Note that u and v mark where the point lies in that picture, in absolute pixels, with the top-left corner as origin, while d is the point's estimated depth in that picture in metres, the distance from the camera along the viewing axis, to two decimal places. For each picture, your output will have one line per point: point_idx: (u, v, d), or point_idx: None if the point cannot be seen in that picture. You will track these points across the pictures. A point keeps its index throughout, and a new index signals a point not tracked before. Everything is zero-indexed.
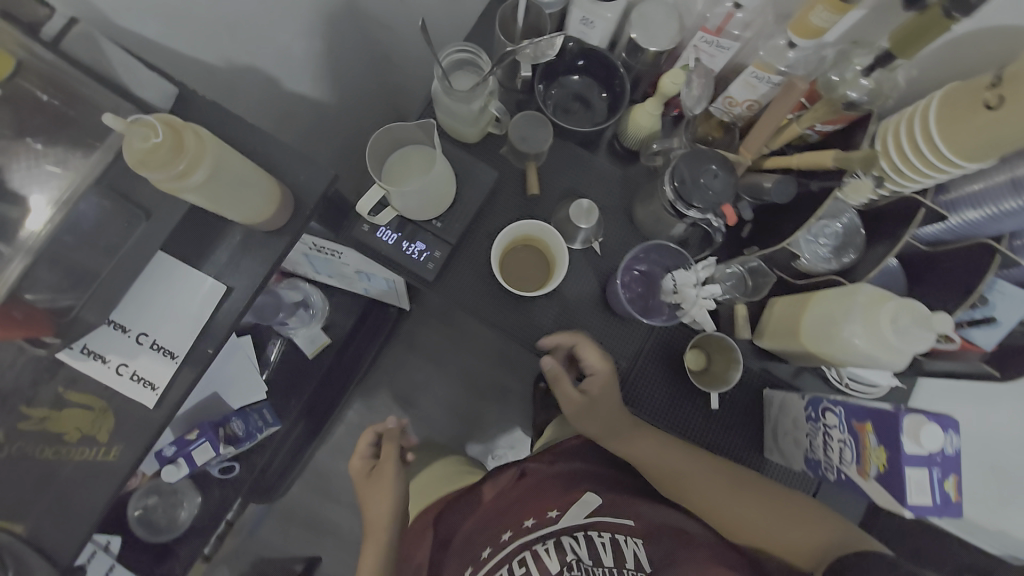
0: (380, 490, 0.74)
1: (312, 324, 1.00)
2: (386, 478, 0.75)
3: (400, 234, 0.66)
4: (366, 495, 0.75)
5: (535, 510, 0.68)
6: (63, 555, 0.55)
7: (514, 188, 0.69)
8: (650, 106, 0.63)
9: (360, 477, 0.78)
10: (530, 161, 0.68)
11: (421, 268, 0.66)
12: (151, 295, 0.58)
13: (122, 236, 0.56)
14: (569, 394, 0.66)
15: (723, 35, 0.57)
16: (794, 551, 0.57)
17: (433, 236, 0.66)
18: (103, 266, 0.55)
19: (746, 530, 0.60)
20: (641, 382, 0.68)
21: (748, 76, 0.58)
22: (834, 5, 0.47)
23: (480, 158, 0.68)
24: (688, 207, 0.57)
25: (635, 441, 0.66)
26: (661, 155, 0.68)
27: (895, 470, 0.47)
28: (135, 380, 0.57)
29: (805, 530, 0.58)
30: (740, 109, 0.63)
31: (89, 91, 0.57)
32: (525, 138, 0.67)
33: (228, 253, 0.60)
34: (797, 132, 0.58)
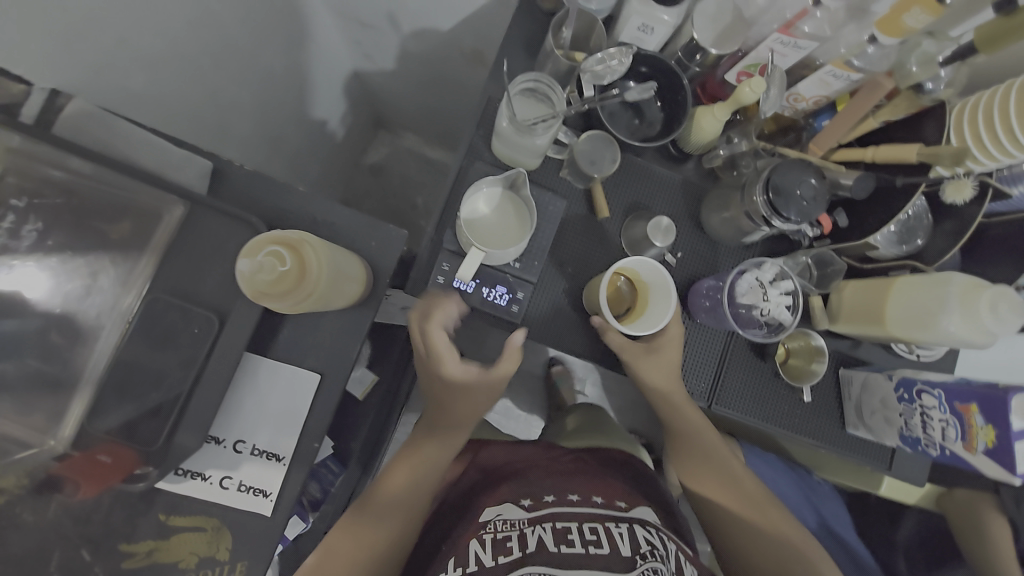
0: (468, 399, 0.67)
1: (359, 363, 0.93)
2: (460, 400, 0.67)
3: (478, 281, 0.63)
4: (450, 399, 0.66)
5: (600, 492, 0.70)
6: None
7: (580, 211, 0.67)
8: (719, 110, 0.61)
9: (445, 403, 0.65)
10: (596, 182, 0.65)
11: (506, 312, 0.63)
12: (239, 398, 0.54)
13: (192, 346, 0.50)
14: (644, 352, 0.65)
15: (801, 36, 0.55)
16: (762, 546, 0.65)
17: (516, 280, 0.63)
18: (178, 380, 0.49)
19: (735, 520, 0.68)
20: (730, 373, 0.69)
21: (823, 74, 0.58)
22: (930, 6, 0.48)
23: (543, 186, 0.65)
24: (782, 219, 0.58)
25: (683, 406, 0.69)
26: (722, 158, 0.67)
27: (1004, 446, 0.53)
28: (244, 492, 0.53)
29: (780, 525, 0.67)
30: (804, 104, 0.63)
31: (121, 188, 0.50)
32: (593, 159, 0.64)
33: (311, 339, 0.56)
34: (873, 126, 0.59)
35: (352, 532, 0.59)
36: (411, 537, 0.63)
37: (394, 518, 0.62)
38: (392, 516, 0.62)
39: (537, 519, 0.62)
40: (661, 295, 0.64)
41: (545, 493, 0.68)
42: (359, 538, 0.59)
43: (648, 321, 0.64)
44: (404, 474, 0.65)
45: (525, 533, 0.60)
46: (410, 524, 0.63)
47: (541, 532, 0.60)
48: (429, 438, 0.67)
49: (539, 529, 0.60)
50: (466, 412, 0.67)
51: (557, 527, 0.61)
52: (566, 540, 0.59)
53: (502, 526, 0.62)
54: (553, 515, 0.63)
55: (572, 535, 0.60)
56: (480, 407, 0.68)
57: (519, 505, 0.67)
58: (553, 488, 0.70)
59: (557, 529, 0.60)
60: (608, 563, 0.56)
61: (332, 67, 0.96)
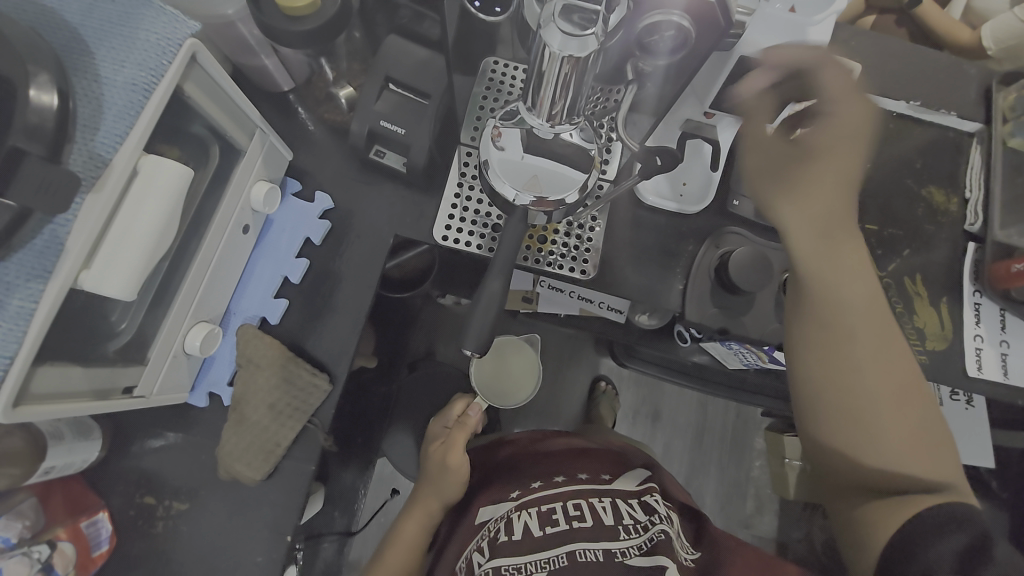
0: (843, 121, 0.39)
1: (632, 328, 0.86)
2: (862, 346, 0.44)
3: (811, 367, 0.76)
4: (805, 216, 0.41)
5: (587, 468, 0.72)
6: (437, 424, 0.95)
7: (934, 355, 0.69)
8: None
9: (845, 257, 0.43)
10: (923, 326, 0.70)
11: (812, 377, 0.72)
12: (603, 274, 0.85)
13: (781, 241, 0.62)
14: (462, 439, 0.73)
15: None
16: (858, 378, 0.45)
17: (1008, 391, 0.63)
18: (686, 271, 0.61)
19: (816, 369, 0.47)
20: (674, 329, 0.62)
21: None
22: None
23: None
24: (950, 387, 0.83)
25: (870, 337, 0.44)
26: None
27: None
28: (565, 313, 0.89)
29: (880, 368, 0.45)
30: None
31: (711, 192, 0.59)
32: None
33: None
34: None
35: (388, 565, 0.66)
36: (420, 555, 0.69)
37: (419, 538, 0.68)
38: (404, 557, 0.67)
39: (523, 504, 0.66)
40: (976, 452, 0.85)
41: (533, 480, 0.70)
42: (407, 543, 0.68)
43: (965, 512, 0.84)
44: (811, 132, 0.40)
45: (512, 519, 0.64)
46: (418, 550, 0.68)
47: (528, 518, 0.63)
48: (834, 291, 0.44)
49: (524, 515, 0.64)
50: (880, 311, 0.45)
51: (544, 510, 0.64)
52: (551, 521, 0.62)
53: (494, 526, 0.65)
54: (538, 499, 0.66)
55: (556, 515, 0.63)
56: (442, 498, 0.69)
57: (505, 500, 0.68)
58: (540, 474, 0.71)
59: (542, 512, 0.64)
60: (593, 538, 0.60)
61: (949, 194, 0.67)
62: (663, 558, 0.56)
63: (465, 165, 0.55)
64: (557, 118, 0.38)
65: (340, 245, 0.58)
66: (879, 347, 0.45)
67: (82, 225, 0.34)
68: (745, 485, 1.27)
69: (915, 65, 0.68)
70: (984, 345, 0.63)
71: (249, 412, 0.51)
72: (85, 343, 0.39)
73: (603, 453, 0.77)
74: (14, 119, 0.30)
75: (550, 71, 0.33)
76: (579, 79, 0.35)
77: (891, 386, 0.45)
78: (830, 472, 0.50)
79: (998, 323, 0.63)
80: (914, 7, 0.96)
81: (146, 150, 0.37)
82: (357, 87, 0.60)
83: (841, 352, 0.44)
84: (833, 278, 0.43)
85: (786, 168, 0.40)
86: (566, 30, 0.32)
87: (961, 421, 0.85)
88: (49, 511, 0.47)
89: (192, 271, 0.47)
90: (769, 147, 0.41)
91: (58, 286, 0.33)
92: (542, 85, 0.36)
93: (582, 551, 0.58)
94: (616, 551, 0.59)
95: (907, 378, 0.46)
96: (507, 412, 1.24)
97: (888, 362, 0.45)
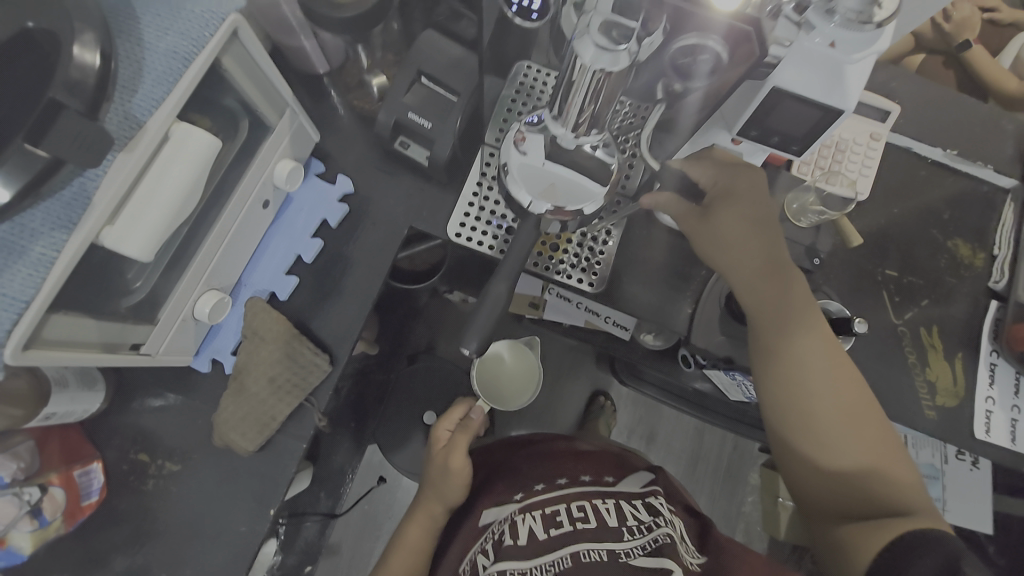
0: (750, 180, 0.50)
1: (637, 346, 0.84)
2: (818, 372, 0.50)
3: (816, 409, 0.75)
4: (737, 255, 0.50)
5: (590, 470, 0.71)
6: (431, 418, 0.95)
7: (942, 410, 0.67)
8: None
9: (780, 283, 0.50)
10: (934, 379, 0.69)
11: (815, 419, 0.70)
12: None
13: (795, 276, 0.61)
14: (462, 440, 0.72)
15: None
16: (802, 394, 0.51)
17: (1017, 458, 0.61)
18: (696, 296, 0.60)
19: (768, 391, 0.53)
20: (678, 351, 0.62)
21: None
22: None
23: None
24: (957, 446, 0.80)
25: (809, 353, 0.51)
26: None
27: None
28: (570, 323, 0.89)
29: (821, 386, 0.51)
30: None
31: None
32: None
33: (880, 377, 0.60)
34: None
35: (394, 569, 0.66)
36: (426, 559, 0.68)
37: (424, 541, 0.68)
38: (408, 561, 0.66)
39: (526, 507, 0.64)
40: (975, 516, 0.82)
41: (536, 482, 0.69)
42: (413, 547, 0.68)
43: None
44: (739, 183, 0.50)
45: (516, 523, 0.61)
46: (423, 554, 0.68)
47: (532, 521, 0.61)
48: (787, 328, 0.50)
49: (528, 517, 0.62)
50: (831, 343, 0.51)
51: (548, 513, 0.62)
52: (555, 523, 0.60)
53: (497, 528, 0.63)
54: (543, 503, 0.64)
55: (560, 517, 0.61)
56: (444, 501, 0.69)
57: (510, 501, 0.67)
58: (543, 476, 0.70)
59: (546, 514, 0.62)
60: (597, 540, 0.57)
61: (976, 248, 0.65)
62: (669, 561, 0.52)
63: (486, 166, 0.55)
64: (582, 129, 0.38)
65: (355, 230, 0.59)
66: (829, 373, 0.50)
67: (110, 183, 0.35)
68: (735, 519, 1.25)
69: (953, 113, 0.66)
70: (995, 409, 0.61)
71: (248, 382, 0.52)
72: (100, 297, 0.40)
73: (607, 457, 0.76)
74: (58, 73, 0.32)
75: (578, 81, 0.34)
76: (607, 93, 0.35)
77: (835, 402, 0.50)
78: (807, 499, 0.53)
79: (1011, 388, 0.61)
80: (962, 51, 0.94)
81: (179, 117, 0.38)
82: (389, 77, 0.60)
83: (782, 371, 0.51)
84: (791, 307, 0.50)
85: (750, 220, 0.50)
86: (598, 42, 0.32)
87: (964, 483, 0.82)
88: (44, 456, 0.48)
89: (209, 238, 0.48)
90: (724, 194, 0.50)
91: (81, 238, 0.34)
92: (569, 93, 0.36)
93: (586, 552, 0.55)
94: (620, 552, 0.55)
95: (862, 404, 0.51)
96: (502, 415, 1.24)
97: (841, 389, 0.50)
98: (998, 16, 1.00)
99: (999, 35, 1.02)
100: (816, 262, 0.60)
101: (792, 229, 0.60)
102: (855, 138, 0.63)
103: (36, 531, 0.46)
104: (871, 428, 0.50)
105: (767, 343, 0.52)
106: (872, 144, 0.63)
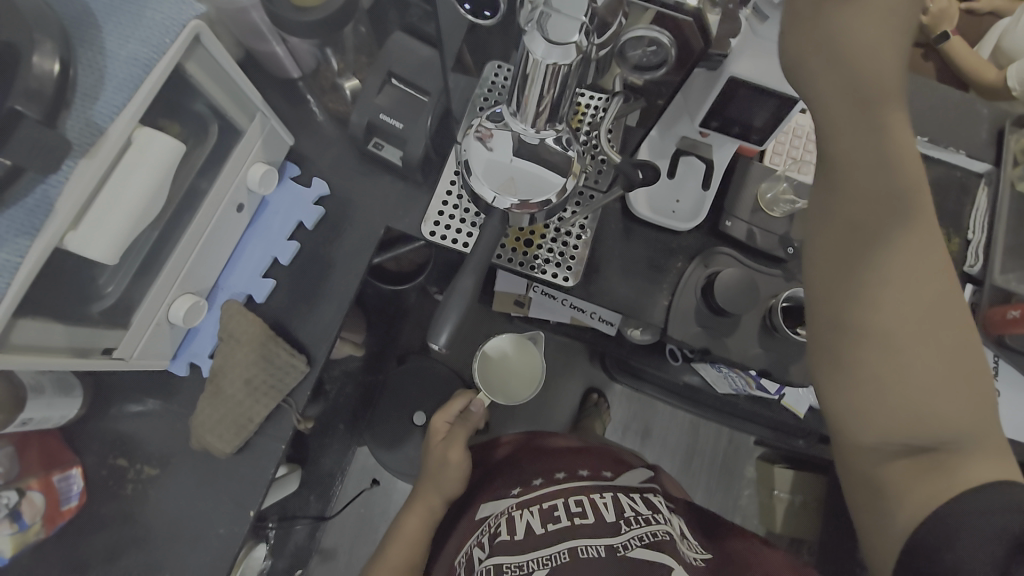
0: (882, 27, 0.28)
1: (622, 341, 0.85)
2: (923, 359, 0.30)
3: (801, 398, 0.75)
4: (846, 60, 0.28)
5: (589, 465, 0.69)
6: (420, 418, 0.96)
7: None
8: None
9: (904, 127, 0.30)
10: None
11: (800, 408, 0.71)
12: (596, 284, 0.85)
13: (772, 265, 0.62)
14: (460, 435, 0.72)
15: None
16: (912, 323, 0.30)
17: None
18: (672, 287, 0.61)
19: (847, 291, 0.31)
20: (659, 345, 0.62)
21: None
22: None
23: None
24: None
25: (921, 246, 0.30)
26: None
27: None
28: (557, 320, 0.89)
29: (923, 311, 0.30)
30: None
31: (703, 209, 0.59)
32: None
33: None
34: None
35: (391, 560, 0.65)
36: (422, 552, 0.67)
37: (419, 532, 0.67)
38: (407, 550, 0.66)
39: (524, 502, 0.61)
40: None
41: (533, 477, 0.67)
42: (412, 537, 0.67)
43: None
44: (871, 52, 0.28)
45: (513, 519, 0.59)
46: (422, 547, 0.67)
47: (530, 516, 0.58)
48: (885, 229, 0.30)
49: (526, 513, 0.59)
50: (944, 311, 0.30)
51: (545, 508, 0.59)
52: (553, 518, 0.57)
53: (495, 522, 0.61)
54: (542, 497, 0.61)
55: (558, 512, 0.58)
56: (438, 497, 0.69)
57: (509, 496, 0.66)
58: (541, 472, 0.68)
59: (544, 510, 0.59)
60: (595, 536, 0.54)
61: (951, 233, 0.65)
62: (668, 556, 0.51)
63: (458, 163, 0.55)
64: (542, 122, 0.39)
65: (331, 231, 0.59)
66: (938, 360, 0.30)
67: (73, 188, 0.35)
68: (732, 513, 1.25)
69: (925, 101, 0.67)
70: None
71: (225, 385, 0.52)
72: (67, 302, 0.41)
73: (607, 453, 0.74)
74: (16, 81, 0.32)
75: (532, 75, 0.34)
76: (564, 86, 0.36)
77: (958, 366, 0.30)
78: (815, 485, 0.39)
79: (990, 370, 0.62)
80: (942, 41, 0.95)
81: (142, 122, 0.39)
82: (362, 79, 0.61)
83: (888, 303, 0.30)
84: (876, 276, 0.30)
85: (849, 107, 0.29)
86: (547, 37, 0.32)
87: None
88: (23, 462, 0.48)
89: (182, 242, 0.48)
90: (824, 57, 0.29)
91: (44, 243, 0.35)
92: (526, 88, 0.36)
93: (584, 547, 0.53)
94: (618, 546, 0.52)
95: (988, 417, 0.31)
96: (496, 415, 1.24)
97: (966, 390, 0.30)
98: (976, 5, 1.01)
99: (978, 23, 1.02)
100: (791, 251, 0.61)
101: (765, 219, 0.61)
102: None
103: (15, 535, 0.47)
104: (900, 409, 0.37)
105: (869, 227, 0.31)
106: None
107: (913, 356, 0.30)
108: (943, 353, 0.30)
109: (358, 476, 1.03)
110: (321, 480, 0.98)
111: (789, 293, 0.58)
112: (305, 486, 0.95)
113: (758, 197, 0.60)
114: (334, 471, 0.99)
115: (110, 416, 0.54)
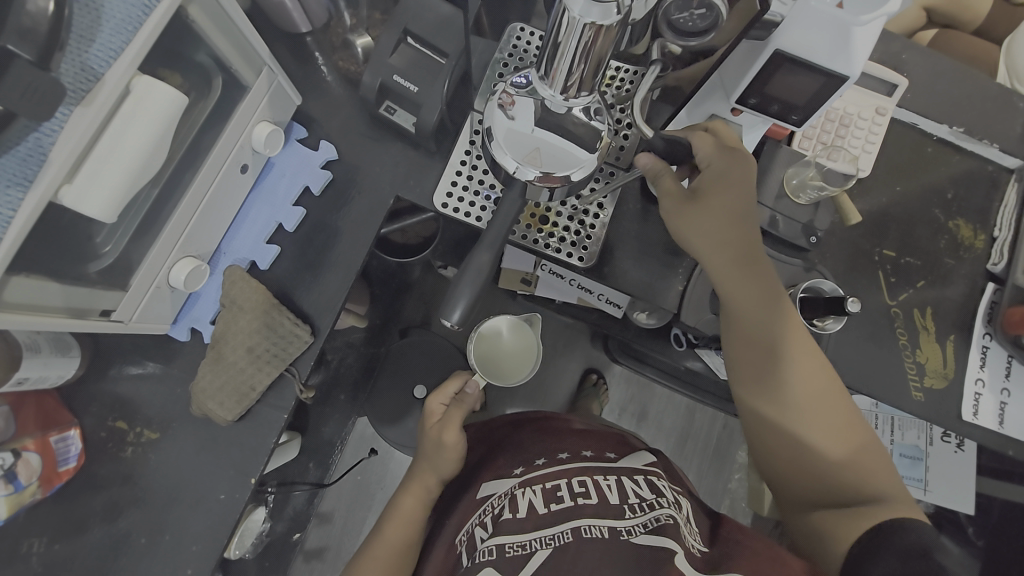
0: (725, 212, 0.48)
1: (629, 325, 0.83)
2: (798, 416, 0.52)
3: None
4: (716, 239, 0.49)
5: (591, 447, 0.69)
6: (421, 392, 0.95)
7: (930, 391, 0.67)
8: None
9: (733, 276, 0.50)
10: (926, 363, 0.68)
11: None
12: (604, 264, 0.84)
13: (791, 253, 0.60)
14: (455, 415, 0.71)
15: None
16: (782, 369, 0.51)
17: (1003, 441, 0.61)
18: (688, 273, 0.59)
19: (744, 352, 0.53)
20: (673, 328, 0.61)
21: None
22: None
23: None
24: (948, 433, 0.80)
25: (796, 328, 0.52)
26: None
27: None
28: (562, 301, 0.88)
29: (792, 365, 0.51)
30: None
31: None
32: None
33: (872, 357, 0.60)
34: None
35: (388, 539, 0.65)
36: (420, 523, 0.67)
37: (412, 509, 0.67)
38: (406, 519, 0.66)
39: (526, 482, 0.62)
40: (965, 500, 0.82)
41: (537, 457, 0.67)
42: (406, 517, 0.67)
43: (946, 497, 0.82)
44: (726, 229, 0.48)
45: (515, 497, 0.59)
46: (418, 526, 0.66)
47: (533, 495, 0.59)
48: (766, 321, 0.51)
49: (529, 492, 0.60)
50: (825, 386, 0.52)
51: (549, 487, 0.60)
52: (556, 498, 0.58)
53: (497, 502, 0.61)
54: (543, 476, 0.62)
55: (561, 492, 0.58)
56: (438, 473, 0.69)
57: (510, 475, 0.66)
58: (544, 451, 0.68)
59: (547, 490, 0.59)
60: (598, 516, 0.54)
61: (975, 228, 0.63)
62: (670, 539, 0.50)
63: (475, 131, 0.52)
64: (572, 92, 0.36)
65: (338, 198, 0.57)
66: (809, 405, 0.51)
67: (68, 137, 0.33)
68: (720, 495, 1.27)
69: (964, 89, 0.63)
70: (985, 391, 0.60)
71: (226, 351, 0.51)
72: (64, 259, 0.39)
73: (614, 436, 0.74)
74: (9, 17, 0.30)
75: (566, 39, 0.31)
76: (601, 51, 0.33)
77: (830, 420, 0.51)
78: (779, 487, 0.55)
79: (1003, 371, 0.61)
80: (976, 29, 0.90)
81: (140, 69, 0.36)
82: (374, 37, 0.59)
83: (772, 358, 0.51)
84: (772, 346, 0.51)
85: (725, 262, 0.49)
86: None
87: (958, 477, 0.82)
88: (20, 422, 0.47)
89: (183, 202, 0.46)
90: (695, 215, 0.49)
91: (37, 196, 0.33)
92: (559, 53, 0.33)
93: (587, 528, 0.53)
94: (621, 529, 0.52)
95: (861, 452, 0.52)
96: (495, 392, 1.24)
97: (834, 428, 0.51)
98: None
99: None
100: (813, 240, 0.59)
101: (789, 207, 0.58)
102: (860, 112, 0.60)
103: (11, 497, 0.46)
104: (837, 412, 0.52)
105: (757, 332, 0.51)
106: (877, 122, 0.61)
107: (784, 387, 0.52)
108: (800, 385, 0.51)
109: (357, 444, 1.03)
110: (320, 448, 0.98)
111: (809, 283, 0.57)
112: (303, 454, 0.95)
113: (782, 182, 0.58)
114: (333, 440, 0.99)
115: (109, 380, 0.53)
